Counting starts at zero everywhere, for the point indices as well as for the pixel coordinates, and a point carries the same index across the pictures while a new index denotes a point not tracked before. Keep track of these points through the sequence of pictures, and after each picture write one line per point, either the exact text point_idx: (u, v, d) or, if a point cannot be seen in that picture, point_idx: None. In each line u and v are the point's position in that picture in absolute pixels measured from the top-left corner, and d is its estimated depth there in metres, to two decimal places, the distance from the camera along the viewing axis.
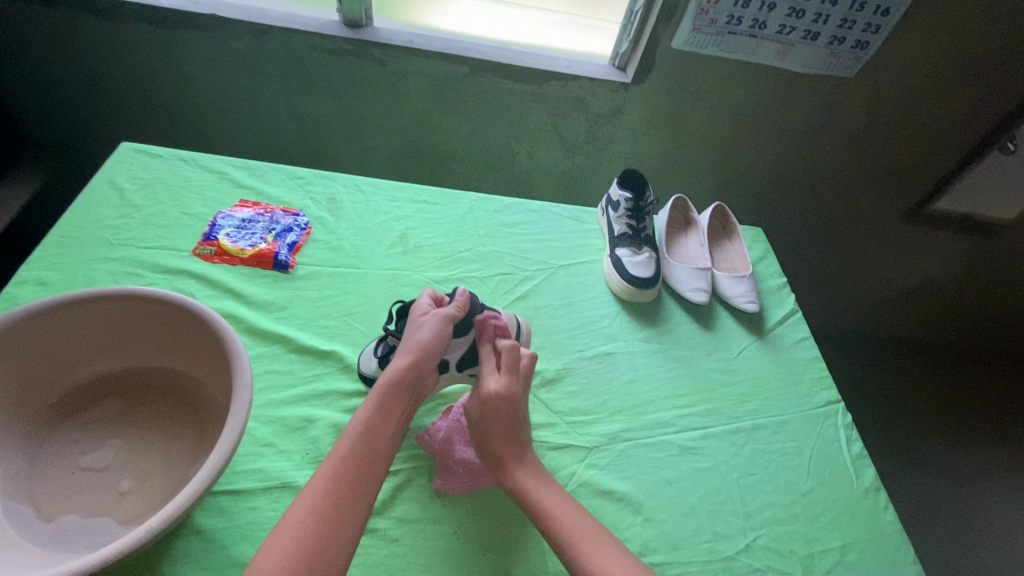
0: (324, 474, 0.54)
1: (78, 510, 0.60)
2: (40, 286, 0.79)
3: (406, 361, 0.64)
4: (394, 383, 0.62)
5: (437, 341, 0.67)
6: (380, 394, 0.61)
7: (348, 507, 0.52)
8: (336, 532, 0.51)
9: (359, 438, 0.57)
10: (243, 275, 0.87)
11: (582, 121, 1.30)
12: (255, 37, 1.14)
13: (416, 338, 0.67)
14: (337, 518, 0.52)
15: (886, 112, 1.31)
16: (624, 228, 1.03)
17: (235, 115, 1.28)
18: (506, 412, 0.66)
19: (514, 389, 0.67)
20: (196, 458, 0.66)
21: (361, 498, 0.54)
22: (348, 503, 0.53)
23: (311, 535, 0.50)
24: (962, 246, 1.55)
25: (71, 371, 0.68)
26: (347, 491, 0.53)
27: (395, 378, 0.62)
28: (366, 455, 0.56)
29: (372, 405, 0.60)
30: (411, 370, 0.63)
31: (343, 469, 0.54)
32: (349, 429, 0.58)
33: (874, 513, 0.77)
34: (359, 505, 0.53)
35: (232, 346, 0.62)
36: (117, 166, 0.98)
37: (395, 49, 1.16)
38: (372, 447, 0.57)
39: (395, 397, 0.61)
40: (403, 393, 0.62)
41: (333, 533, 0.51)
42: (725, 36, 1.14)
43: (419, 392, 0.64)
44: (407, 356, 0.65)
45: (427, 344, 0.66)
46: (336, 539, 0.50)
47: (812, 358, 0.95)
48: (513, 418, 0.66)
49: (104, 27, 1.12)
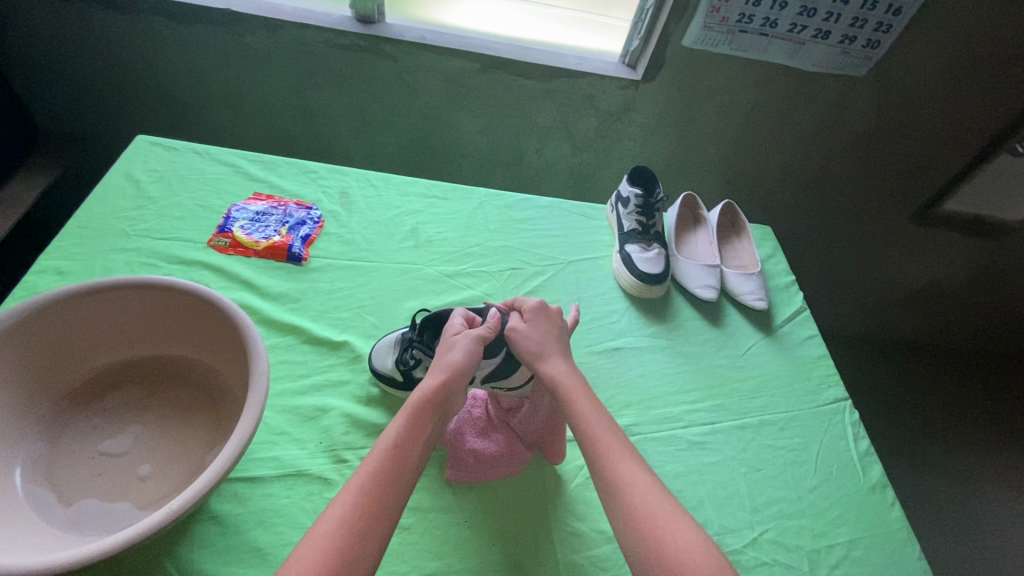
0: (352, 489, 0.54)
1: (98, 494, 0.62)
2: (58, 276, 0.80)
3: (438, 380, 0.64)
4: (424, 400, 0.62)
5: (470, 360, 0.67)
6: (410, 411, 0.61)
7: (373, 524, 0.52)
8: (359, 550, 0.51)
9: (389, 456, 0.57)
10: (257, 268, 0.89)
11: (591, 118, 1.30)
12: (267, 31, 1.15)
13: (449, 357, 0.67)
14: (363, 536, 0.52)
15: (896, 111, 1.31)
16: (634, 224, 1.03)
17: (246, 110, 1.29)
18: (551, 325, 0.73)
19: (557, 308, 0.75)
20: (214, 445, 0.67)
21: (385, 513, 0.54)
22: (372, 518, 0.53)
23: (335, 552, 0.50)
24: (969, 247, 1.54)
25: (92, 359, 0.69)
26: (372, 511, 0.53)
27: (425, 396, 0.63)
28: (394, 471, 0.56)
29: (401, 422, 0.60)
30: (442, 388, 0.64)
31: (370, 484, 0.55)
32: (379, 445, 0.59)
33: (881, 510, 0.78)
34: (384, 522, 0.53)
35: (249, 335, 0.62)
36: (133, 158, 1.00)
37: (407, 45, 1.17)
38: (400, 466, 0.57)
39: (424, 415, 0.62)
40: (432, 411, 0.62)
41: (358, 551, 0.51)
42: (736, 34, 1.15)
43: (448, 411, 0.64)
44: (440, 374, 0.65)
45: (459, 363, 0.66)
46: (361, 557, 0.50)
47: (819, 356, 0.95)
48: (556, 331, 0.72)
49: (118, 21, 1.13)
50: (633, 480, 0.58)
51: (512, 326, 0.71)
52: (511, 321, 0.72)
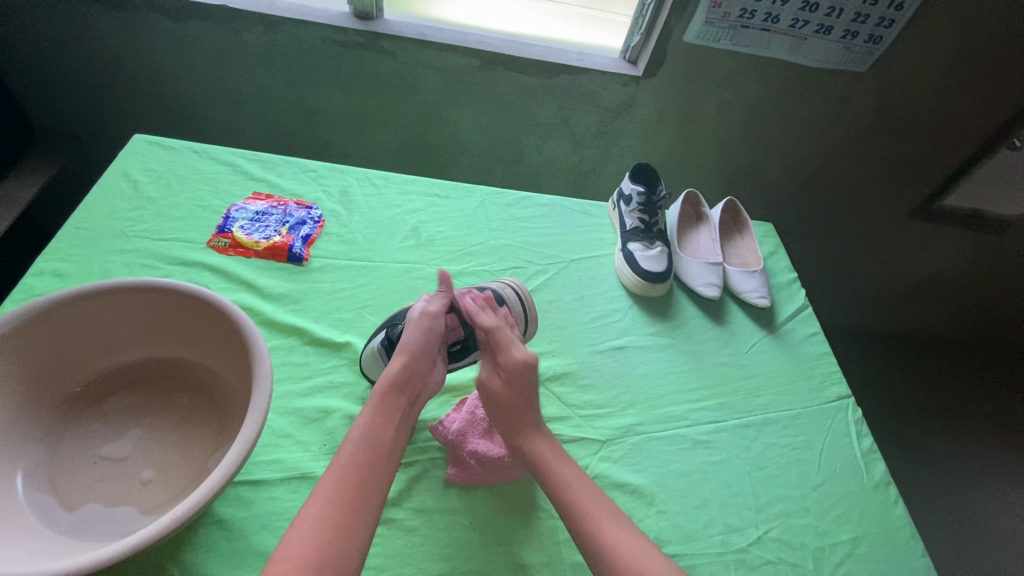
0: (329, 480, 0.55)
1: (100, 500, 0.61)
2: (56, 278, 0.79)
3: (399, 362, 0.65)
4: (389, 386, 0.63)
5: (427, 343, 0.68)
6: (376, 400, 0.62)
7: (357, 508, 0.53)
8: (347, 533, 0.51)
9: (363, 442, 0.58)
10: (257, 268, 0.88)
11: (592, 114, 1.29)
12: (266, 28, 1.13)
13: (407, 339, 0.68)
14: (349, 519, 0.52)
15: (898, 107, 1.30)
16: (636, 222, 1.03)
17: (245, 107, 1.27)
18: (526, 384, 0.68)
19: (531, 358, 0.69)
20: (216, 448, 0.66)
21: (367, 497, 0.55)
22: (356, 503, 0.54)
23: (323, 537, 0.50)
24: (969, 242, 1.55)
25: (91, 363, 0.69)
26: (355, 495, 0.54)
27: (390, 382, 0.64)
28: (368, 456, 0.57)
29: (370, 412, 0.61)
30: (404, 371, 0.65)
31: (348, 473, 0.55)
32: (350, 437, 0.59)
33: (884, 507, 0.78)
34: (368, 505, 0.54)
35: (252, 338, 0.62)
36: (130, 158, 0.98)
37: (407, 42, 1.16)
38: (377, 451, 0.58)
39: (392, 401, 0.63)
40: (399, 398, 0.63)
41: (346, 533, 0.51)
42: (738, 30, 1.14)
43: (415, 395, 0.65)
44: (400, 356, 0.66)
45: (418, 344, 0.67)
46: (350, 540, 0.51)
47: (822, 353, 0.95)
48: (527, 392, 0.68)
49: (114, 18, 1.12)
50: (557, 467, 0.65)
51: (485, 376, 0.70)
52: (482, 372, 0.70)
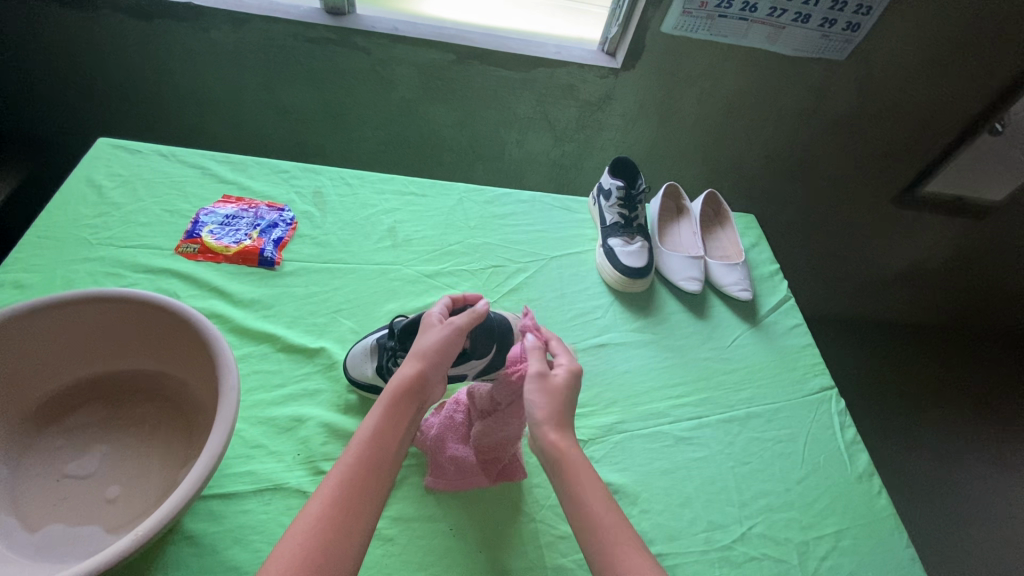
0: (331, 481, 0.52)
1: (63, 519, 0.59)
2: (17, 289, 0.77)
3: (414, 368, 0.61)
4: (402, 389, 0.60)
5: (445, 353, 0.64)
6: (386, 402, 0.58)
7: (358, 512, 0.51)
8: (346, 537, 0.49)
9: (367, 447, 0.55)
10: (228, 274, 0.85)
11: (571, 108, 1.28)
12: (234, 25, 1.10)
13: (423, 343, 0.64)
14: (350, 523, 0.50)
15: (878, 95, 1.30)
16: (616, 217, 1.02)
17: (216, 108, 1.24)
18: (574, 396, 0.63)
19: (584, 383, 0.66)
20: (185, 461, 0.65)
21: (368, 502, 0.52)
22: (356, 510, 0.50)
23: (321, 541, 0.48)
24: (950, 228, 1.56)
25: (50, 378, 0.66)
26: (358, 498, 0.51)
27: (402, 385, 0.60)
28: (372, 460, 0.54)
29: (378, 414, 0.58)
30: (419, 376, 0.61)
31: (352, 475, 0.52)
32: (356, 439, 0.56)
33: (868, 498, 0.78)
34: (369, 508, 0.51)
35: (216, 347, 0.60)
36: (94, 162, 0.95)
37: (379, 37, 1.13)
38: (380, 456, 0.55)
39: (402, 405, 0.59)
40: (410, 401, 0.60)
41: (344, 537, 0.49)
42: (716, 19, 1.12)
43: (427, 400, 0.62)
44: (415, 362, 0.62)
45: (433, 347, 0.63)
46: (347, 544, 0.48)
47: (804, 345, 0.95)
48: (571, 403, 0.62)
49: (75, 19, 1.08)
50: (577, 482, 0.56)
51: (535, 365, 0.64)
52: (534, 367, 0.63)
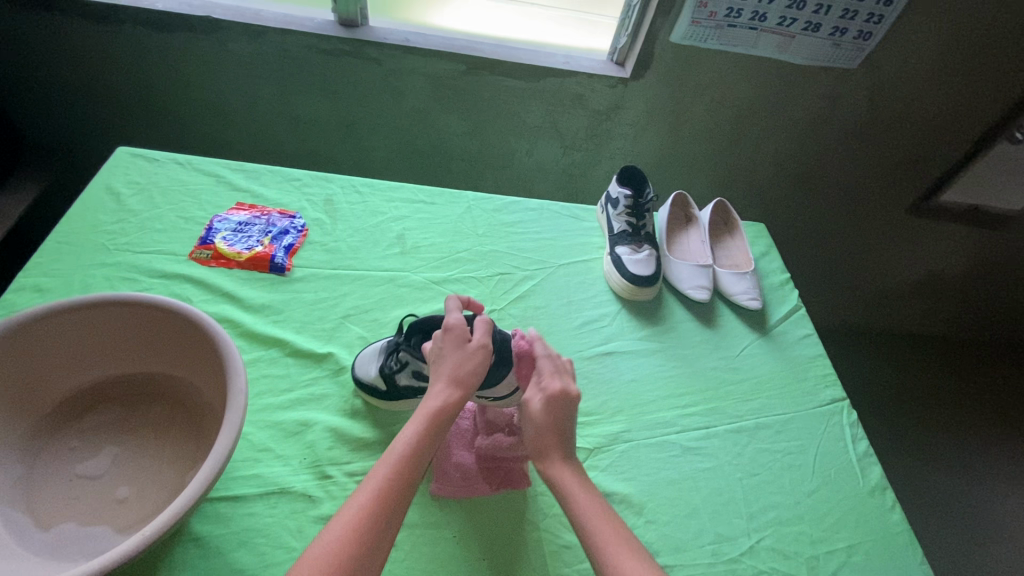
0: (367, 490, 0.53)
1: (75, 518, 0.60)
2: (36, 292, 0.79)
3: (452, 390, 0.62)
4: (439, 411, 0.60)
5: (478, 372, 0.64)
6: (425, 419, 0.59)
7: (385, 525, 0.51)
8: (369, 553, 0.49)
9: (402, 461, 0.55)
10: (239, 278, 0.87)
11: (581, 117, 1.28)
12: (250, 37, 1.13)
13: (458, 363, 0.64)
14: (375, 539, 0.50)
15: (891, 103, 1.29)
16: (624, 225, 1.01)
17: (232, 117, 1.27)
18: (564, 416, 0.64)
19: (575, 394, 0.64)
20: (194, 463, 0.65)
21: (393, 517, 0.52)
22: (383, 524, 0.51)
23: (347, 556, 0.48)
24: (968, 240, 1.53)
25: (66, 380, 0.68)
26: (382, 517, 0.51)
27: (440, 405, 0.60)
28: (405, 477, 0.55)
29: (415, 429, 0.58)
30: (457, 400, 0.61)
31: (385, 489, 0.53)
32: (390, 452, 0.57)
33: (881, 513, 0.76)
34: (393, 523, 0.52)
35: (226, 351, 0.61)
36: (113, 171, 0.98)
37: (391, 48, 1.15)
38: (412, 473, 0.55)
39: (438, 425, 0.59)
40: (446, 421, 0.60)
41: (367, 552, 0.49)
42: (725, 29, 1.12)
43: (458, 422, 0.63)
44: (452, 383, 0.62)
45: (467, 370, 0.63)
46: (371, 556, 0.49)
47: (815, 355, 0.93)
48: (567, 427, 0.64)
49: (98, 31, 1.12)
50: (576, 496, 0.60)
51: (523, 400, 0.66)
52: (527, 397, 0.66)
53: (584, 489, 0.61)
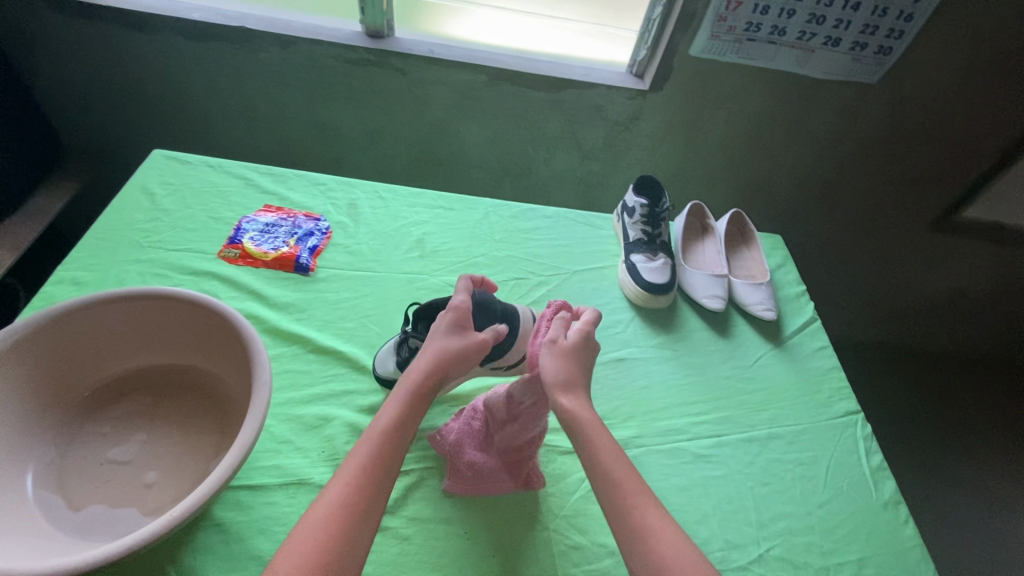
0: (349, 470, 0.54)
1: (105, 500, 0.63)
2: (74, 286, 0.82)
3: (431, 366, 0.62)
4: (419, 388, 0.61)
5: (465, 350, 0.64)
6: (405, 395, 0.60)
7: (368, 504, 0.52)
8: (355, 534, 0.50)
9: (382, 439, 0.56)
10: (265, 277, 0.90)
11: (599, 128, 1.30)
12: (281, 48, 1.18)
13: (443, 342, 0.64)
14: (358, 520, 0.51)
15: (912, 118, 1.28)
16: (639, 234, 1.03)
17: (261, 124, 1.32)
18: (588, 355, 0.67)
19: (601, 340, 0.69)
20: (218, 452, 0.68)
21: (375, 497, 0.53)
22: (365, 503, 0.52)
23: (332, 535, 0.50)
24: (987, 258, 1.52)
25: (101, 368, 0.71)
26: (364, 498, 0.52)
27: (419, 380, 0.61)
28: (386, 456, 0.55)
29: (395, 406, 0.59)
30: (437, 375, 0.62)
31: (367, 468, 0.54)
32: (371, 430, 0.57)
33: (893, 527, 0.75)
34: (377, 502, 0.53)
35: (252, 343, 0.63)
36: (149, 172, 1.02)
37: (416, 59, 1.19)
38: (392, 450, 0.56)
39: (418, 401, 0.60)
40: (425, 396, 0.61)
41: (352, 534, 0.50)
42: (745, 43, 1.14)
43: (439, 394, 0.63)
44: (433, 359, 0.63)
45: (454, 349, 0.63)
46: (357, 537, 0.50)
47: (829, 367, 0.93)
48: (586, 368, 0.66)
49: (139, 39, 1.17)
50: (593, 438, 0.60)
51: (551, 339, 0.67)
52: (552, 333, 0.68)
53: (601, 432, 0.61)
